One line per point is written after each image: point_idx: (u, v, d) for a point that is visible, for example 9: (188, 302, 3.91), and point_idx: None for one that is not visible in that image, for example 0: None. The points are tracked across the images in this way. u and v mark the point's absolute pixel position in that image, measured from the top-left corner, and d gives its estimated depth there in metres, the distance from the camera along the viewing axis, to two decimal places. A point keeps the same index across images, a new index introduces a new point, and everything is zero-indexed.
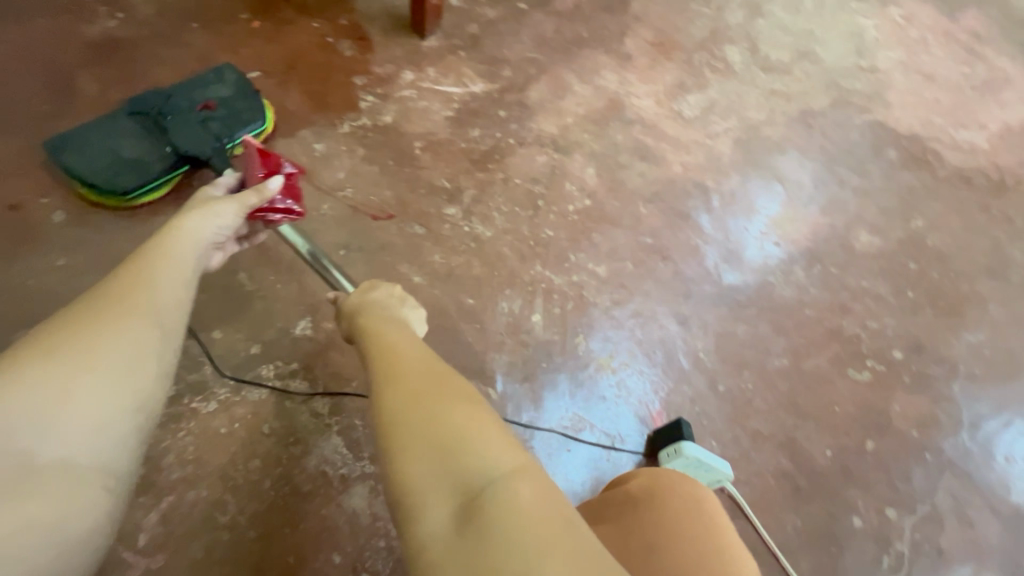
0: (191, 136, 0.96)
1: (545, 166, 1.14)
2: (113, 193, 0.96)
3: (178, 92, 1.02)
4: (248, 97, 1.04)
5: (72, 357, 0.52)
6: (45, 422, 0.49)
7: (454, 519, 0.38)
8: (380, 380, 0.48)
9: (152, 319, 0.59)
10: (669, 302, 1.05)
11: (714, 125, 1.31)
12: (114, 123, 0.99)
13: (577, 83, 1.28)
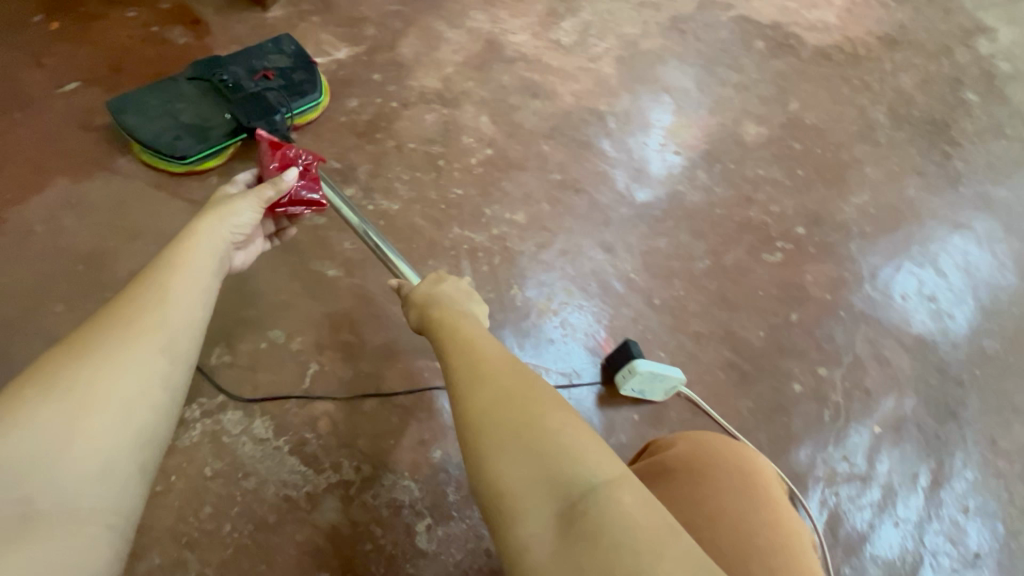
0: (253, 103, 0.92)
1: (437, 123, 1.08)
2: (169, 156, 0.88)
3: (239, 61, 0.98)
4: (308, 70, 1.01)
5: (71, 396, 0.46)
6: (42, 468, 0.43)
7: (553, 523, 0.40)
8: (466, 378, 0.49)
9: (167, 345, 0.53)
10: (591, 233, 1.06)
11: (595, 48, 1.30)
12: (172, 86, 0.94)
13: (447, 29, 1.21)
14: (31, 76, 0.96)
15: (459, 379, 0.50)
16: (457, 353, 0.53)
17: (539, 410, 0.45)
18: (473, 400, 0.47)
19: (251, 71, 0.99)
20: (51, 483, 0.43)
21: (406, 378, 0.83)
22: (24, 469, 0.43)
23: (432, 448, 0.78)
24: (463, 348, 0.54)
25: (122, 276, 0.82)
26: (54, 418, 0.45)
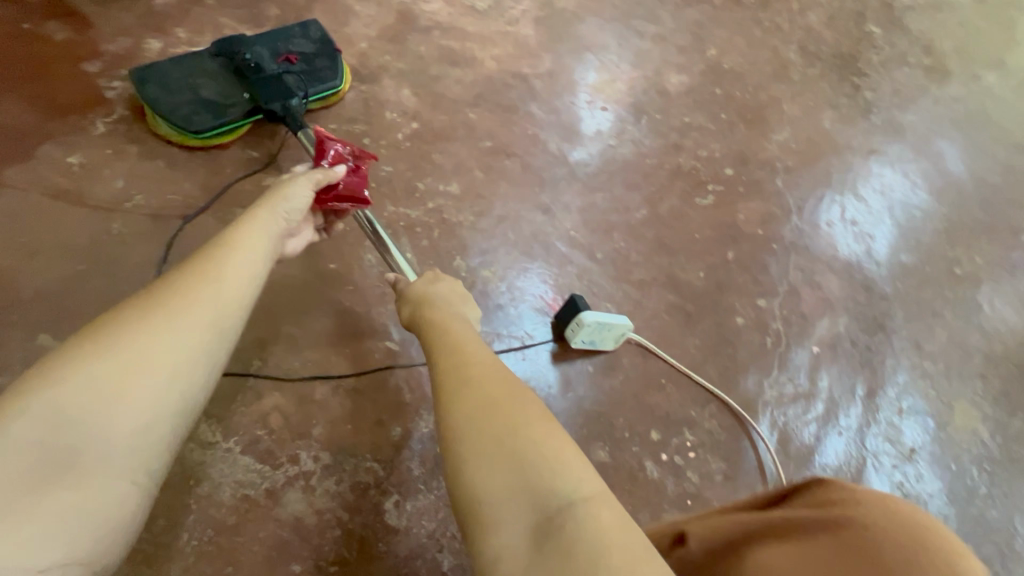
0: (271, 85, 0.91)
1: (357, 101, 1.05)
2: (184, 130, 0.87)
3: (264, 40, 0.96)
4: (331, 57, 0.99)
5: (119, 355, 0.46)
6: (87, 420, 0.44)
7: (528, 536, 0.42)
8: (456, 386, 0.52)
9: (214, 320, 0.52)
10: (528, 196, 1.06)
11: (512, 11, 1.28)
12: (195, 60, 0.92)
13: (356, 3, 1.16)
14: None
15: (450, 393, 0.52)
16: (449, 368, 0.55)
17: (526, 425, 0.48)
18: (464, 409, 0.50)
19: (274, 53, 0.96)
20: (89, 435, 0.44)
21: (355, 361, 0.81)
22: (70, 418, 0.43)
23: (391, 426, 0.78)
24: (456, 363, 0.56)
25: (29, 295, 0.76)
26: (95, 374, 0.45)
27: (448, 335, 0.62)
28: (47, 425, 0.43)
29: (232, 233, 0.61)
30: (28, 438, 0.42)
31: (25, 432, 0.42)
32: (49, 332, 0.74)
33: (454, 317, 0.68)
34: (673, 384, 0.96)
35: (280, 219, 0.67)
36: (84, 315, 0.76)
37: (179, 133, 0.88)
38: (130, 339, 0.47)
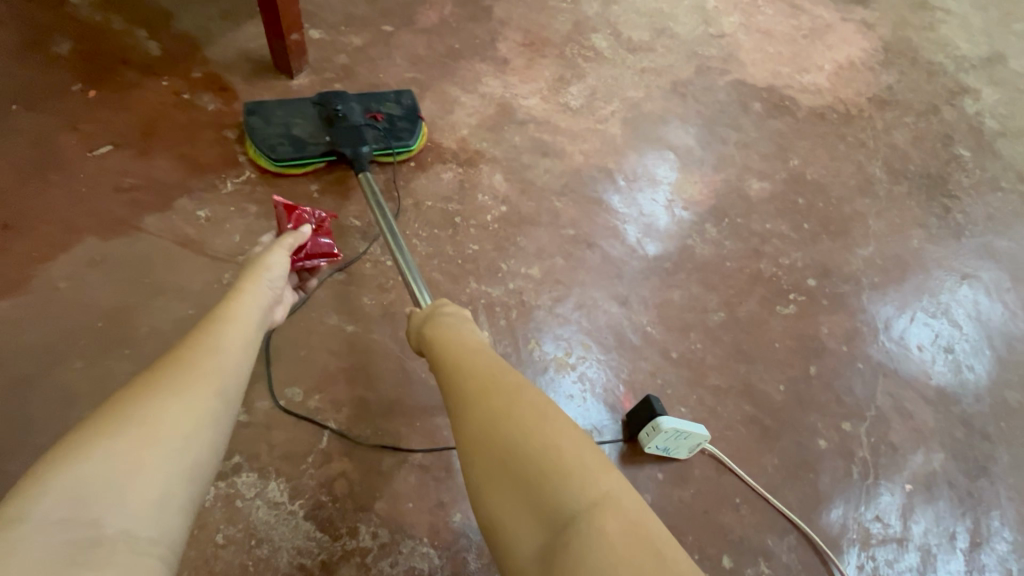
0: (352, 135, 1.01)
1: (453, 182, 1.12)
2: (268, 157, 0.98)
3: (360, 97, 1.08)
4: (413, 122, 1.09)
5: (139, 427, 0.44)
6: (106, 493, 0.40)
7: (542, 552, 0.43)
8: (461, 412, 0.54)
9: (221, 386, 0.51)
10: (606, 286, 1.06)
11: (602, 110, 1.36)
12: (298, 103, 1.04)
13: (462, 94, 1.27)
14: (64, 139, 0.98)
15: (461, 421, 0.54)
16: (456, 392, 0.57)
17: (529, 442, 0.48)
18: (471, 436, 0.51)
19: (366, 110, 1.08)
20: (114, 507, 0.40)
21: (424, 436, 0.81)
22: (89, 491, 0.40)
23: (452, 510, 0.76)
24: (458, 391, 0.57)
25: (143, 333, 0.82)
26: (118, 451, 0.42)
27: (451, 357, 0.63)
28: (65, 506, 0.38)
29: (219, 312, 0.61)
30: (48, 518, 0.37)
31: (40, 515, 0.37)
32: None
33: (463, 332, 0.68)
34: (747, 505, 0.89)
35: (268, 289, 0.69)
36: None
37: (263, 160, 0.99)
38: (147, 407, 0.46)
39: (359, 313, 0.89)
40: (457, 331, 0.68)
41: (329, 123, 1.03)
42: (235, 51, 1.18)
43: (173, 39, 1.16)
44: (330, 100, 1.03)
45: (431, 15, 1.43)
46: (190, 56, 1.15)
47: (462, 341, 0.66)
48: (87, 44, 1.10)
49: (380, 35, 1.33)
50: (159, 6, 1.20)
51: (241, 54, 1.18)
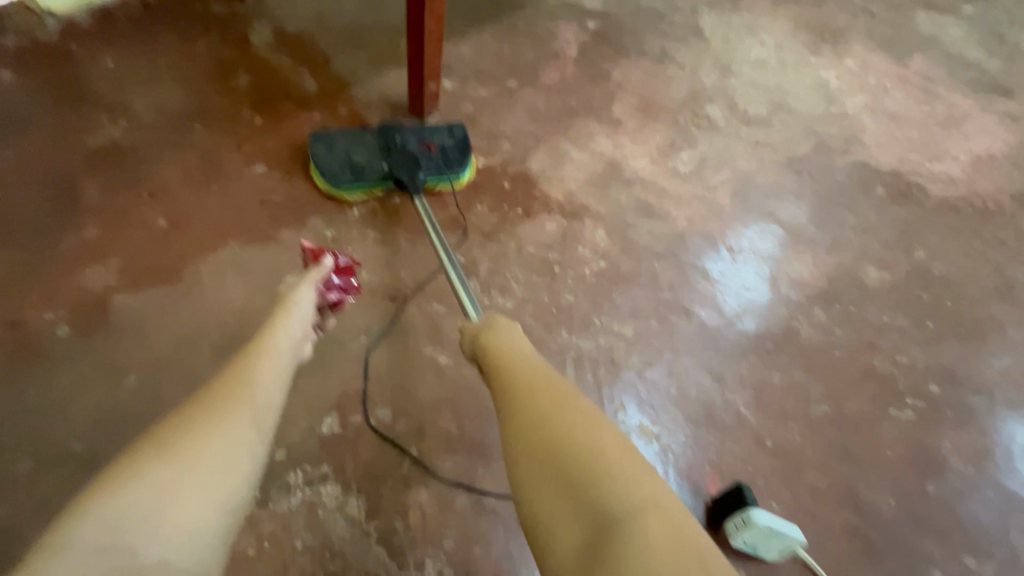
0: (406, 163, 1.05)
1: (556, 232, 1.14)
2: (327, 181, 1.04)
3: (416, 127, 1.11)
4: (465, 152, 1.11)
5: (174, 456, 0.48)
6: (148, 511, 0.45)
7: (586, 545, 0.45)
8: (512, 407, 0.56)
9: (253, 418, 0.55)
10: (700, 357, 1.02)
11: (710, 178, 1.36)
12: (359, 131, 1.10)
13: (574, 149, 1.32)
14: (229, 155, 1.11)
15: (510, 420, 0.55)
16: (510, 389, 0.59)
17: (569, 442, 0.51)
18: (519, 431, 0.53)
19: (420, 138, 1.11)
20: (149, 526, 0.44)
21: (500, 481, 0.81)
22: (130, 511, 0.44)
23: (518, 564, 0.75)
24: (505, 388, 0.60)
25: None
26: (157, 474, 0.47)
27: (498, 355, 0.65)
28: (109, 521, 0.43)
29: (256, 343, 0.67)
30: (95, 535, 0.42)
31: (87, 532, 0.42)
32: None
33: (512, 334, 0.69)
34: None
35: (299, 324, 0.73)
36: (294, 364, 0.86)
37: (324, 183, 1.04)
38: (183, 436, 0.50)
39: (455, 347, 0.92)
40: (508, 330, 0.70)
41: (387, 151, 1.07)
42: (378, 94, 1.32)
43: (329, 80, 1.32)
44: (388, 129, 1.08)
45: (553, 74, 1.51)
46: (340, 95, 1.29)
47: (509, 341, 0.67)
48: (261, 79, 1.27)
49: (505, 89, 1.43)
50: (322, 51, 1.37)
51: (383, 97, 1.31)
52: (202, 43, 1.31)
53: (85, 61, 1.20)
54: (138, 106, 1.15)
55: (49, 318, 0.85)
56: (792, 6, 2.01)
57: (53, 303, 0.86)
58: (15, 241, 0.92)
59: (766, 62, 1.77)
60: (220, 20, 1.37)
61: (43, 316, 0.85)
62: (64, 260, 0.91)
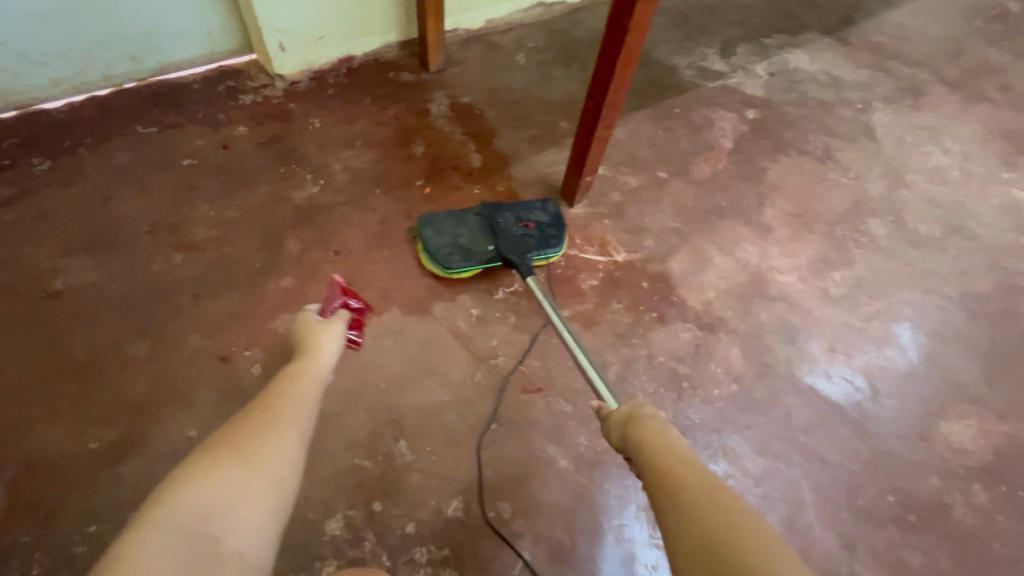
0: (512, 242, 1.09)
1: (689, 343, 1.14)
2: (442, 266, 1.09)
3: (513, 208, 1.16)
4: (560, 229, 1.15)
5: (246, 460, 0.54)
6: (225, 516, 0.49)
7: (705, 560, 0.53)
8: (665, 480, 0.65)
9: (301, 433, 0.61)
10: (830, 517, 0.97)
11: (864, 306, 1.27)
12: (464, 214, 1.15)
13: (717, 254, 1.31)
14: (400, 223, 1.25)
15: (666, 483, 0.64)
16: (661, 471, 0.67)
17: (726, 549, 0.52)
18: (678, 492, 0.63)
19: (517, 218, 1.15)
20: (229, 528, 0.48)
21: None
22: (211, 512, 0.48)
23: None
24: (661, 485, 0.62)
25: (409, 406, 0.98)
26: (227, 483, 0.51)
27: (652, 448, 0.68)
28: (192, 520, 0.47)
29: (293, 372, 0.72)
30: (176, 533, 0.46)
31: (173, 529, 0.46)
32: (407, 440, 0.94)
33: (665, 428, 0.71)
34: None
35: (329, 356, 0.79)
36: (432, 441, 0.94)
37: (439, 267, 1.10)
38: (251, 450, 0.55)
39: (576, 454, 0.96)
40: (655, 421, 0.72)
41: (490, 232, 1.12)
42: (534, 174, 1.41)
43: (492, 155, 1.43)
44: (490, 213, 1.13)
45: (704, 168, 1.51)
46: (500, 171, 1.39)
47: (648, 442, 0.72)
48: (434, 149, 1.42)
49: (654, 179, 1.45)
50: (490, 126, 1.49)
51: (538, 178, 1.40)
52: (392, 110, 1.48)
53: (299, 121, 1.41)
54: (334, 167, 1.33)
55: (247, 356, 1.00)
56: (986, 107, 1.81)
57: (251, 342, 1.02)
58: (231, 281, 1.10)
59: (946, 172, 1.62)
60: (407, 89, 1.54)
61: (243, 352, 1.00)
62: (265, 305, 1.07)
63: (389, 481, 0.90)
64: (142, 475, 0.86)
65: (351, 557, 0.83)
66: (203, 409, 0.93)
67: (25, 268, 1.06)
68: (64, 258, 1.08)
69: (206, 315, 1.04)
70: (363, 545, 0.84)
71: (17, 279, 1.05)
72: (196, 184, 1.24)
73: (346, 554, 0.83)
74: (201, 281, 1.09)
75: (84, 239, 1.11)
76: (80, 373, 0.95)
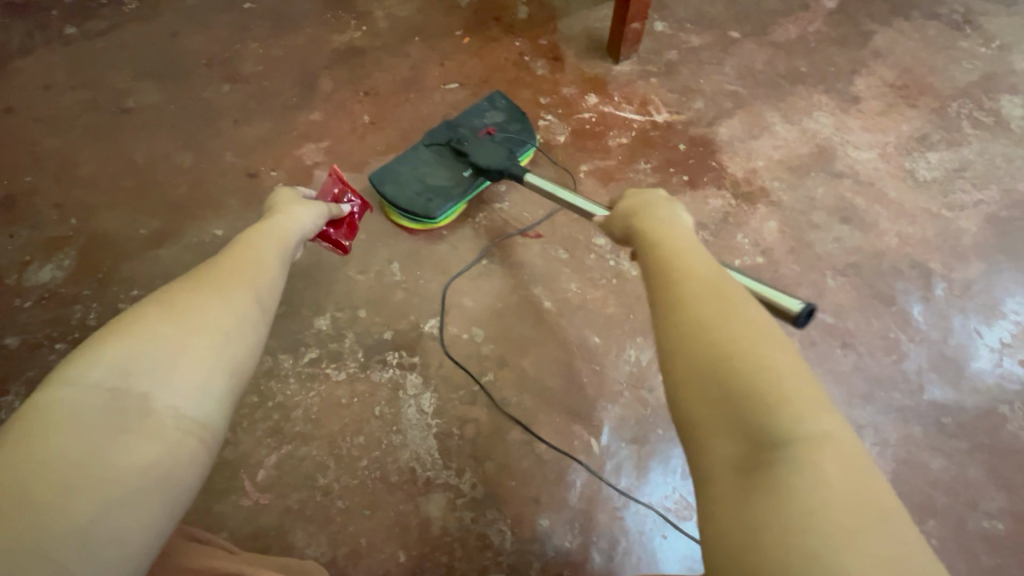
0: (488, 154, 0.92)
1: (718, 211, 1.02)
2: (425, 218, 0.92)
3: (461, 120, 0.99)
4: (522, 122, 1.02)
5: (180, 315, 0.46)
6: (156, 373, 0.42)
7: (713, 402, 0.36)
8: (660, 286, 0.46)
9: (259, 293, 0.53)
10: (838, 401, 0.87)
11: (961, 195, 1.04)
12: (414, 151, 0.96)
13: (779, 123, 1.13)
14: (432, 71, 1.23)
15: (676, 291, 0.44)
16: (663, 272, 0.47)
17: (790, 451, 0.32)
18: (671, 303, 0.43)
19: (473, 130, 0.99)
20: (159, 386, 0.42)
21: (557, 434, 0.84)
22: (136, 367, 0.42)
23: (567, 519, 0.79)
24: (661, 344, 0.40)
25: (406, 233, 0.99)
26: (155, 339, 0.44)
27: (666, 281, 0.46)
28: (113, 378, 0.41)
29: (255, 233, 0.65)
30: (91, 393, 0.40)
31: (86, 389, 0.40)
32: (398, 263, 0.96)
33: (705, 262, 0.48)
34: None
35: (297, 228, 0.72)
36: (421, 267, 0.96)
37: (421, 221, 0.93)
38: (186, 304, 0.47)
39: (563, 298, 0.93)
40: (678, 243, 0.52)
41: (458, 157, 0.95)
42: (582, 29, 1.28)
43: (540, 8, 1.32)
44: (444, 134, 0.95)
45: (791, 27, 1.26)
46: (545, 25, 1.29)
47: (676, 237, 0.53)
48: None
49: (723, 38, 1.25)
50: None
51: (586, 32, 1.27)
52: None
53: None
54: (377, 13, 1.31)
55: (273, 176, 1.09)
56: None
57: (277, 165, 1.10)
58: (270, 111, 1.17)
59: None
60: None
61: (269, 173, 1.09)
62: (295, 134, 1.14)
63: (376, 295, 0.94)
64: (177, 259, 1.00)
65: (331, 349, 0.89)
66: (231, 216, 1.05)
67: (107, 87, 1.19)
68: (139, 83, 1.20)
69: (243, 138, 1.13)
70: (342, 341, 0.90)
71: (101, 95, 1.18)
72: (250, 24, 1.29)
73: (326, 345, 0.89)
74: (243, 110, 1.17)
75: (154, 67, 1.22)
76: (139, 176, 1.09)
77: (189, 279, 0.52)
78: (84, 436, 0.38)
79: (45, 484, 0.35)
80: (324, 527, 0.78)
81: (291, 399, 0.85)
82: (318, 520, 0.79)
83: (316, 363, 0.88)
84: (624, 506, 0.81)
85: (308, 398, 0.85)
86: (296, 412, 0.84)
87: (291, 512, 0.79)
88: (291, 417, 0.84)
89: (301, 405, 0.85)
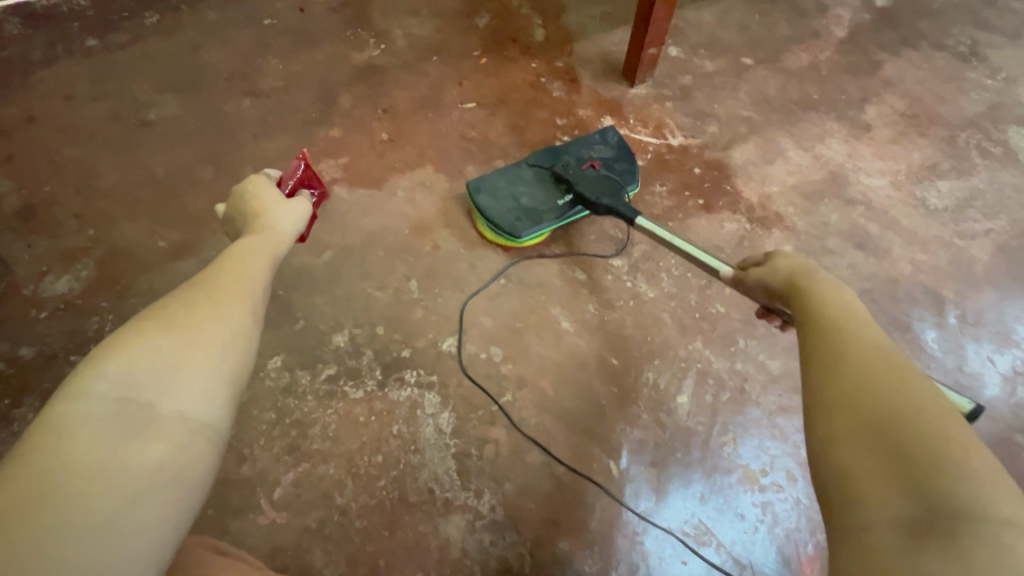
0: (589, 184, 0.93)
1: (733, 235, 1.04)
2: (510, 236, 0.94)
3: (571, 147, 1.01)
4: (629, 161, 1.01)
5: (180, 325, 0.47)
6: (159, 381, 0.43)
7: (886, 459, 0.37)
8: (825, 346, 0.48)
9: (254, 300, 0.54)
10: None
11: (972, 223, 1.05)
12: (517, 170, 0.99)
13: (792, 149, 1.14)
14: (450, 90, 1.24)
15: (839, 353, 0.46)
16: (827, 334, 0.49)
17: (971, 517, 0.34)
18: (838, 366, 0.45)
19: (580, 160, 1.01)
20: (163, 394, 0.42)
21: (576, 456, 0.84)
22: (137, 377, 0.42)
23: (585, 543, 0.79)
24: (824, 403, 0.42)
25: (425, 251, 1.00)
26: (156, 349, 0.44)
27: (830, 346, 0.47)
28: (115, 389, 0.41)
29: (245, 241, 0.65)
30: (93, 405, 0.40)
31: (91, 400, 0.40)
32: (417, 281, 0.97)
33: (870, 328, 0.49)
34: None
35: (281, 232, 0.72)
36: (440, 285, 0.97)
37: (506, 238, 0.95)
38: (184, 315, 0.48)
39: (581, 318, 0.94)
40: (837, 306, 0.54)
41: (557, 182, 0.96)
42: (598, 52, 1.30)
43: (557, 30, 1.34)
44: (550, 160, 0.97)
45: (802, 55, 1.29)
46: (562, 47, 1.31)
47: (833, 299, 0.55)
48: (497, 21, 1.36)
49: (736, 64, 1.27)
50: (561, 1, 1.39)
51: (602, 56, 1.30)
52: None
53: None
54: (396, 32, 1.33)
55: None
56: None
57: None
58: (289, 126, 1.18)
59: None
60: None
61: None
62: (313, 150, 1.15)
63: (395, 312, 0.94)
64: (195, 272, 1.01)
65: (349, 366, 0.89)
66: None
67: (127, 98, 1.20)
68: (159, 95, 1.21)
69: (262, 152, 1.14)
70: (361, 358, 0.90)
71: (121, 107, 1.19)
72: (270, 40, 1.31)
73: (345, 362, 0.89)
74: (262, 124, 1.18)
75: (175, 80, 1.24)
76: (158, 188, 1.09)
77: (185, 291, 0.52)
78: (93, 446, 0.38)
79: (58, 492, 0.36)
80: (342, 547, 0.78)
81: (309, 416, 0.85)
82: (336, 539, 0.78)
83: (334, 381, 0.88)
84: (643, 531, 0.80)
85: (327, 416, 0.85)
86: (313, 430, 0.84)
87: (308, 531, 0.78)
88: (309, 435, 0.84)
89: (319, 423, 0.85)
